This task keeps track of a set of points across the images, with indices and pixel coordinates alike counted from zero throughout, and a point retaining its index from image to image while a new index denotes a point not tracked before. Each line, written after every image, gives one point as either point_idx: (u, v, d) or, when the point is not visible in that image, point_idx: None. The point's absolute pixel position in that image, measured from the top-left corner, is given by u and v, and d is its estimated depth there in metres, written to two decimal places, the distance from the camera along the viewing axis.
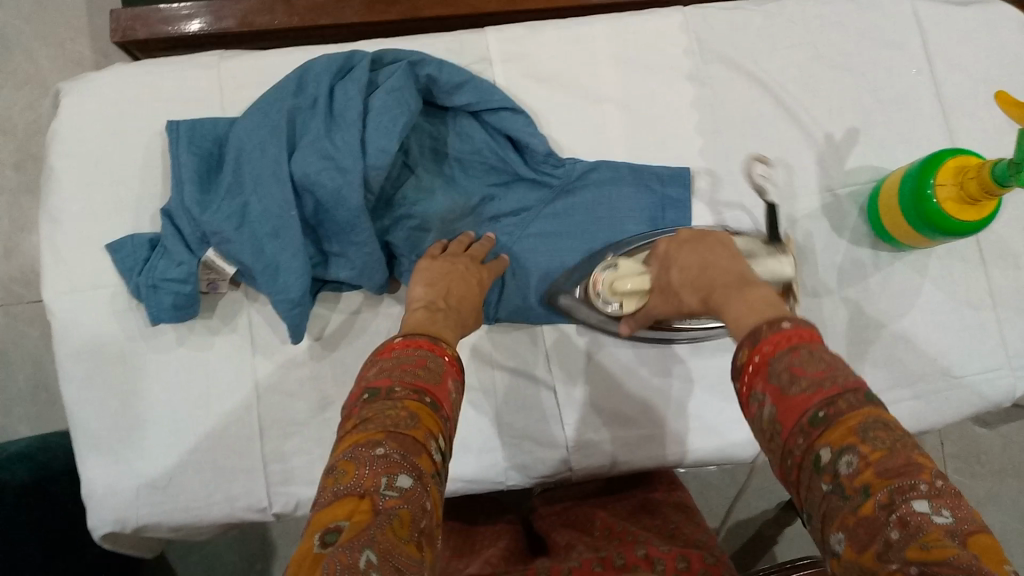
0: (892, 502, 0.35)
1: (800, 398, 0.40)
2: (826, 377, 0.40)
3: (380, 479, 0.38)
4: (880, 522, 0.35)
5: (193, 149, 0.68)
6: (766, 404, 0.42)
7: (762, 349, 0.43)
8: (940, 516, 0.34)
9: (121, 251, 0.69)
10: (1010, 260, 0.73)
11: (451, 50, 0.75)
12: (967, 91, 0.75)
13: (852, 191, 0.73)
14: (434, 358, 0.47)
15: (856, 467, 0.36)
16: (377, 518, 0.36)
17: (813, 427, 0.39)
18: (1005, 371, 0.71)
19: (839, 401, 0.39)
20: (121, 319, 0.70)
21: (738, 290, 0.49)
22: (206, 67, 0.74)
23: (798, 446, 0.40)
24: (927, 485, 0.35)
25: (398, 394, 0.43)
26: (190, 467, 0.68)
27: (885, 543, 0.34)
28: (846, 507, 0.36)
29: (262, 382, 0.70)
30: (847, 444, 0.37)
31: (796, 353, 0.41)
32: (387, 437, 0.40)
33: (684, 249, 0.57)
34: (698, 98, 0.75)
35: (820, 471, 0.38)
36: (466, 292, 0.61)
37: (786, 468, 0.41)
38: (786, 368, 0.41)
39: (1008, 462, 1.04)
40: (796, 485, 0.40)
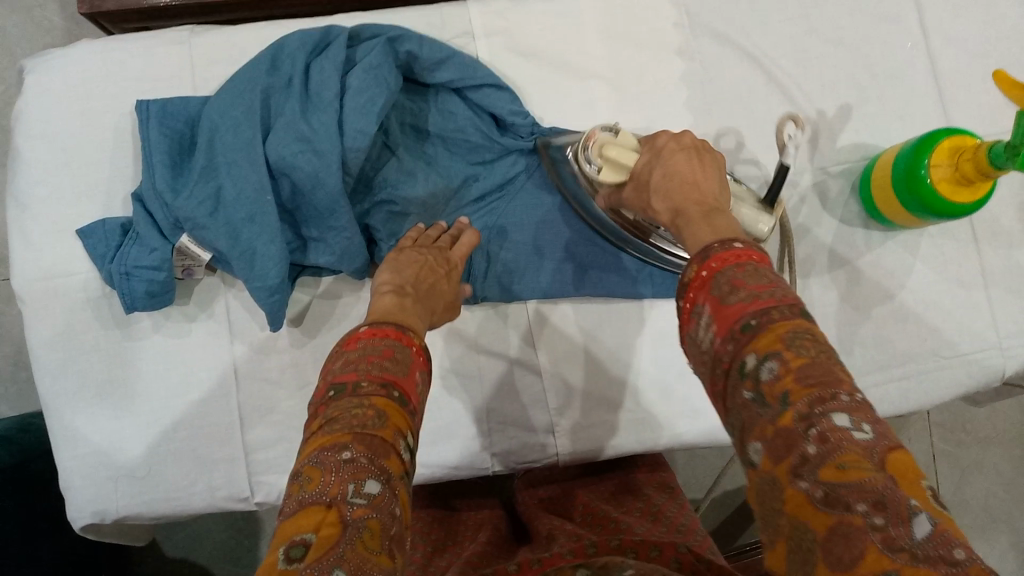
0: (811, 415, 0.34)
1: (736, 306, 0.39)
2: (765, 290, 0.39)
3: (347, 486, 0.37)
4: (799, 435, 0.34)
5: (164, 130, 0.65)
6: (705, 315, 0.41)
7: (712, 265, 0.41)
8: (859, 431, 0.34)
9: (91, 238, 0.66)
10: (1003, 239, 0.72)
11: (432, 23, 0.72)
12: (963, 65, 0.73)
13: (844, 169, 0.72)
14: (402, 348, 0.46)
15: (777, 374, 0.36)
16: (346, 532, 0.36)
17: (743, 335, 0.38)
18: (996, 351, 0.70)
19: (773, 312, 0.38)
20: (95, 307, 0.68)
21: (700, 213, 0.47)
22: (176, 42, 0.71)
23: (727, 353, 0.39)
24: (848, 397, 0.35)
25: (365, 389, 0.42)
26: (170, 456, 0.67)
27: (802, 458, 0.34)
28: (766, 417, 0.36)
29: (243, 370, 0.69)
30: (772, 351, 0.36)
31: (740, 268, 0.40)
32: (354, 439, 0.39)
33: (679, 153, 0.52)
34: (688, 73, 0.73)
35: (744, 378, 0.37)
36: (437, 284, 0.59)
37: (716, 376, 0.40)
38: (727, 281, 0.40)
39: (992, 431, 1.04)
40: (723, 393, 0.40)
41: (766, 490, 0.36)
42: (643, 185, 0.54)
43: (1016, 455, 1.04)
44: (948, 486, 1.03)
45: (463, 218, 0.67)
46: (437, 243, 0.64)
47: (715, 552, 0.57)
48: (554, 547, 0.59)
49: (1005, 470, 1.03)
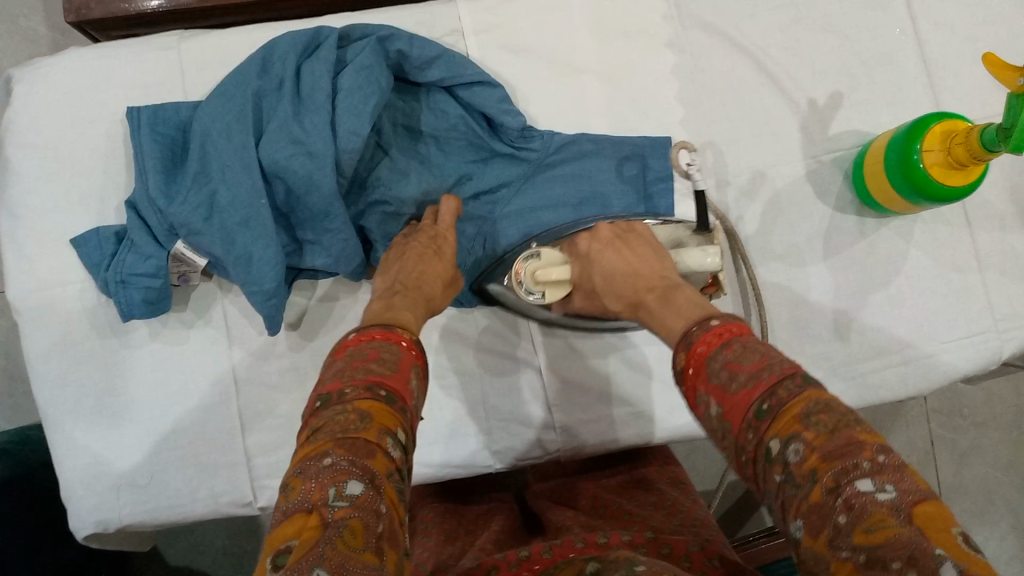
0: (838, 486, 0.34)
1: (742, 393, 0.40)
2: (763, 368, 0.40)
3: (328, 490, 0.37)
4: (829, 506, 0.34)
5: (157, 136, 0.65)
6: (712, 404, 0.41)
7: (699, 352, 0.44)
8: (884, 492, 0.34)
9: (86, 246, 0.66)
10: (996, 222, 0.72)
11: (421, 22, 0.72)
12: (952, 50, 0.73)
13: (836, 157, 0.72)
14: (388, 348, 0.46)
15: (803, 455, 0.36)
16: (326, 531, 0.35)
17: (759, 421, 0.38)
18: (992, 335, 0.70)
19: (779, 390, 0.38)
20: (91, 316, 0.67)
21: (661, 295, 0.53)
22: (165, 48, 0.71)
23: (748, 441, 0.39)
24: (869, 463, 0.35)
25: (349, 395, 0.42)
26: (171, 464, 0.67)
27: (835, 529, 0.34)
28: (798, 495, 0.36)
29: (242, 375, 0.68)
30: (791, 432, 0.37)
31: (730, 348, 0.42)
32: (335, 444, 0.39)
33: (607, 248, 0.61)
34: (679, 65, 0.73)
35: (771, 463, 0.37)
36: (427, 267, 0.60)
37: (742, 463, 0.40)
38: (723, 366, 0.41)
39: (989, 415, 1.04)
40: (753, 478, 0.40)
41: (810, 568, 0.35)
42: (591, 287, 0.61)
43: (1014, 438, 1.04)
44: (947, 471, 1.03)
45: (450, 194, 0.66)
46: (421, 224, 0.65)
47: (728, 546, 0.56)
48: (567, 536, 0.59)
49: (1003, 453, 1.04)
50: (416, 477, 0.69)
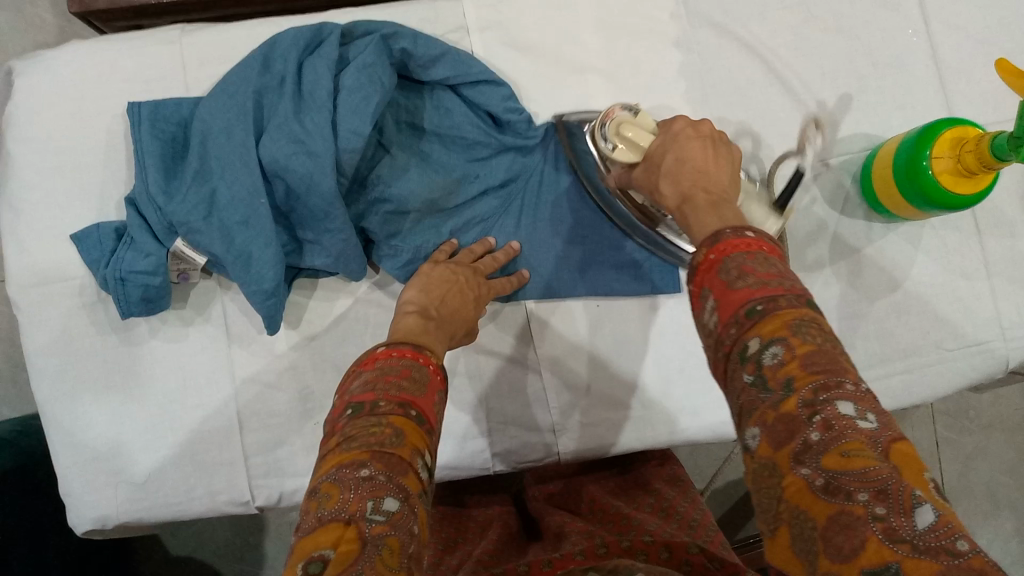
0: (815, 401, 0.33)
1: (742, 291, 0.38)
2: (774, 278, 0.38)
3: (366, 503, 0.37)
4: (801, 420, 0.33)
5: (156, 133, 0.64)
6: (711, 298, 0.40)
7: (720, 248, 0.41)
8: (864, 421, 0.33)
9: (85, 243, 0.65)
10: (1006, 228, 0.71)
11: (425, 18, 0.71)
12: (964, 53, 0.72)
13: (845, 160, 0.71)
14: (419, 367, 0.47)
15: (781, 359, 0.35)
16: (365, 549, 0.35)
17: (748, 319, 0.37)
18: (999, 343, 0.69)
19: (780, 299, 0.37)
20: (91, 313, 0.67)
21: (709, 199, 0.46)
22: (166, 43, 0.70)
23: (729, 337, 0.38)
24: (853, 386, 0.34)
25: (383, 409, 0.42)
26: (169, 461, 0.67)
27: (804, 444, 0.33)
28: (768, 401, 0.35)
29: (240, 373, 0.68)
30: (777, 336, 0.36)
31: (751, 256, 0.40)
32: (372, 457, 0.39)
33: (696, 142, 0.50)
34: (686, 65, 0.72)
35: (745, 362, 0.37)
36: (461, 305, 0.60)
37: (717, 358, 0.39)
38: (736, 267, 0.39)
39: (996, 418, 1.04)
40: (721, 376, 0.39)
41: (759, 474, 0.35)
42: (654, 166, 0.52)
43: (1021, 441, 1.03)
44: (951, 473, 1.03)
45: (515, 243, 0.68)
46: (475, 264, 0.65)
47: (727, 549, 0.56)
48: (565, 546, 0.58)
49: (1009, 457, 1.03)
50: None
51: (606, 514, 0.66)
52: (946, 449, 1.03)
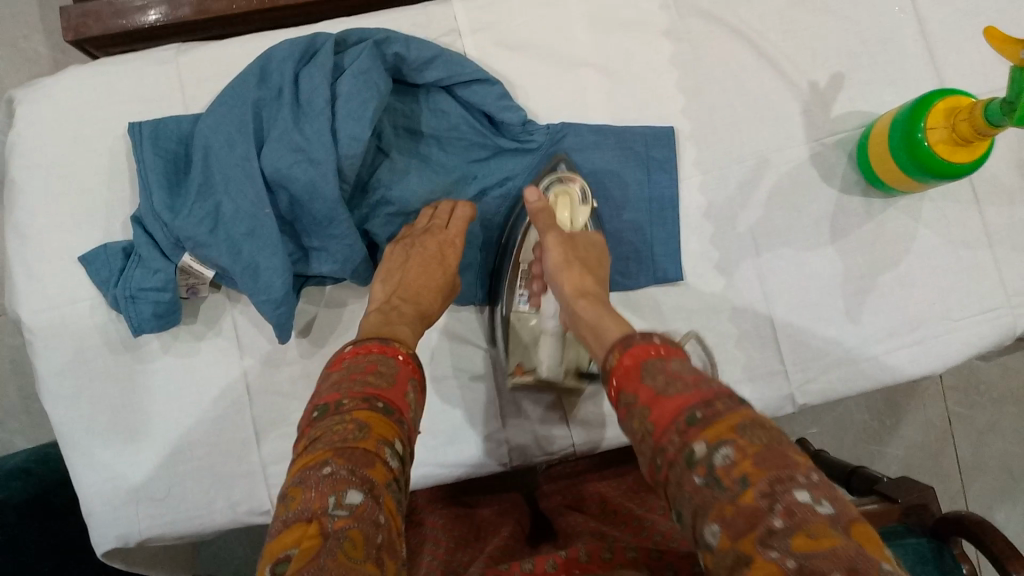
0: (774, 492, 0.36)
1: (676, 399, 0.42)
2: (699, 382, 0.42)
3: (328, 499, 0.39)
4: (764, 510, 0.36)
5: (159, 152, 0.65)
6: (641, 403, 0.43)
7: (633, 353, 0.46)
8: (821, 506, 0.36)
9: (94, 263, 0.66)
10: (1004, 197, 0.71)
11: (417, 23, 0.71)
12: (953, 25, 0.72)
13: (840, 138, 0.71)
14: (386, 361, 0.50)
15: (733, 459, 0.38)
16: (327, 542, 0.37)
17: (690, 425, 0.40)
18: (1004, 310, 0.70)
19: (716, 403, 0.41)
20: (104, 333, 0.68)
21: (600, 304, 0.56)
22: (164, 62, 0.71)
23: (671, 444, 0.41)
24: (805, 478, 0.37)
25: (347, 406, 0.45)
26: (188, 475, 0.68)
27: (768, 530, 0.35)
28: (724, 496, 0.37)
29: (254, 385, 0.69)
30: (724, 439, 0.39)
31: (668, 360, 0.45)
32: (335, 454, 0.42)
33: (589, 260, 0.61)
34: (678, 54, 0.72)
35: (692, 466, 0.39)
36: (426, 282, 0.61)
37: (656, 467, 0.41)
38: (659, 372, 0.44)
39: (1007, 390, 1.04)
40: (664, 484, 0.41)
41: (721, 569, 0.36)
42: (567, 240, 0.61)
43: None
44: (965, 448, 1.03)
45: (468, 203, 0.65)
46: (430, 226, 0.64)
47: None
48: (575, 544, 0.60)
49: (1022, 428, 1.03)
50: (432, 480, 0.69)
51: (620, 515, 0.67)
52: (959, 425, 1.03)
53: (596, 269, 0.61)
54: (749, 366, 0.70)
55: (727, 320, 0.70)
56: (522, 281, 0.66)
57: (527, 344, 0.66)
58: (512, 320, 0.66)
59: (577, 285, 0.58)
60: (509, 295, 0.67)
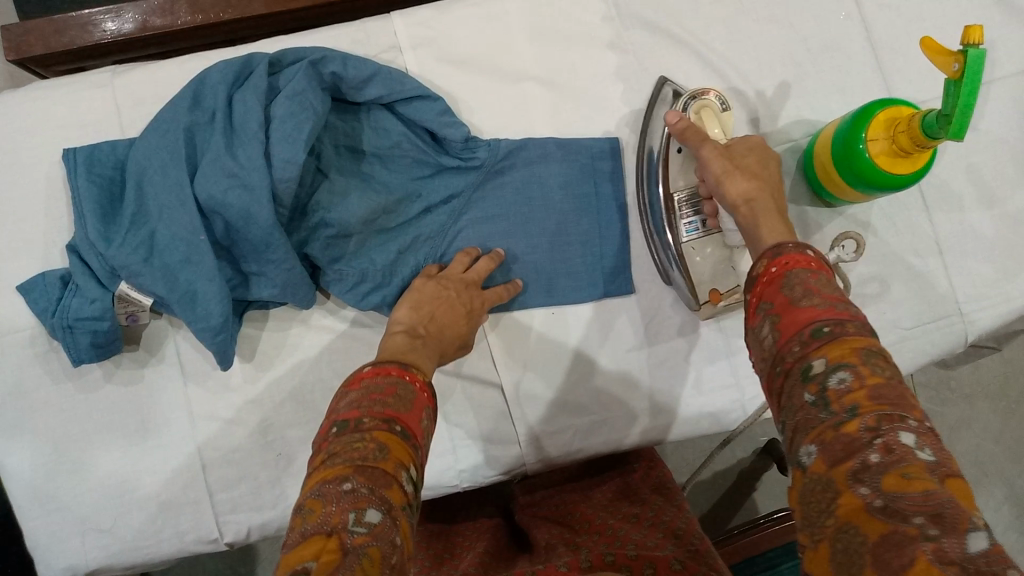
0: (878, 427, 0.37)
1: (807, 311, 0.43)
2: (838, 302, 0.44)
3: (348, 515, 0.38)
4: (861, 442, 0.37)
5: (93, 179, 0.64)
6: (773, 313, 0.45)
7: (782, 264, 0.47)
8: (923, 452, 0.36)
9: (31, 292, 0.65)
10: (954, 204, 0.71)
11: (356, 40, 0.71)
12: (898, 31, 0.72)
13: (787, 148, 0.71)
14: (405, 384, 0.48)
15: (849, 384, 0.39)
16: (346, 558, 0.36)
17: (814, 338, 0.42)
18: (955, 318, 0.70)
19: (847, 325, 0.42)
20: (45, 363, 0.67)
21: (775, 211, 0.54)
22: (99, 85, 0.70)
23: (792, 353, 0.42)
24: (915, 422, 0.37)
25: (366, 425, 0.43)
26: (134, 504, 0.67)
27: (863, 464, 0.36)
28: (829, 420, 0.39)
29: (198, 411, 0.68)
30: (845, 361, 0.40)
31: (814, 275, 0.46)
32: (355, 471, 0.40)
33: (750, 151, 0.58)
34: (623, 66, 0.71)
35: (808, 380, 0.41)
36: (450, 322, 0.59)
37: (774, 375, 0.43)
38: (800, 284, 0.45)
39: (978, 386, 1.03)
40: (778, 393, 0.43)
41: (812, 492, 0.38)
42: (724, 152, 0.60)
43: (1005, 410, 1.03)
44: None
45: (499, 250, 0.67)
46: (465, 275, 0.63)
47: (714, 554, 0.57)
48: (551, 559, 0.60)
49: (994, 424, 1.03)
50: None
51: (591, 526, 0.67)
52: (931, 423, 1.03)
53: (761, 172, 0.57)
54: (699, 380, 0.70)
55: (676, 334, 0.70)
56: (691, 206, 0.65)
57: (716, 271, 0.65)
58: (686, 254, 0.65)
59: (741, 193, 0.55)
60: (676, 227, 0.65)
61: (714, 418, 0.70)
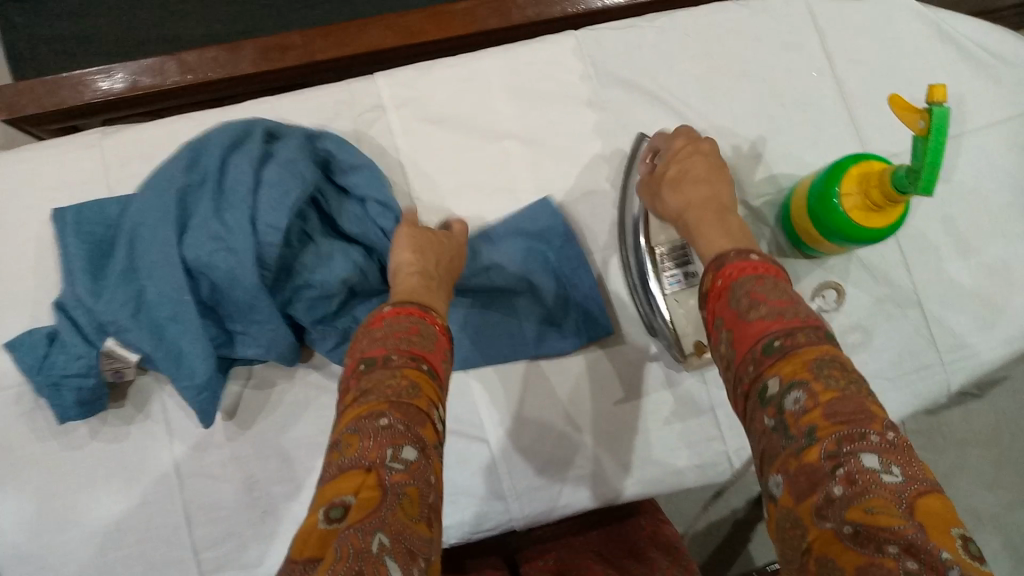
0: (840, 454, 0.38)
1: (757, 325, 0.45)
2: (787, 308, 0.45)
3: (385, 451, 0.42)
4: (825, 472, 0.38)
5: (82, 238, 0.65)
6: (726, 330, 0.47)
7: (727, 273, 0.49)
8: (889, 473, 0.38)
9: (19, 350, 0.65)
10: (931, 253, 0.72)
11: (341, 100, 0.72)
12: (868, 88, 0.74)
13: (766, 201, 0.72)
14: (426, 324, 0.51)
15: (804, 405, 0.41)
16: (386, 497, 0.40)
17: (767, 355, 0.44)
18: (936, 368, 0.70)
19: (798, 335, 0.44)
20: (32, 421, 0.67)
21: (714, 212, 0.57)
22: (89, 146, 0.71)
23: (748, 374, 0.44)
24: (877, 438, 0.39)
25: (396, 362, 0.46)
26: (117, 563, 0.66)
27: (827, 497, 0.38)
28: (790, 448, 0.40)
29: (184, 468, 0.68)
30: (797, 381, 0.41)
31: (760, 282, 0.47)
32: (390, 406, 0.44)
33: (689, 162, 0.62)
34: (601, 123, 0.73)
35: (767, 403, 0.43)
36: (449, 262, 0.62)
37: (737, 394, 0.46)
38: (747, 295, 0.46)
39: (970, 432, 1.03)
40: (744, 409, 0.45)
41: (786, 520, 0.40)
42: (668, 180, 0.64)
43: (997, 457, 1.03)
44: None
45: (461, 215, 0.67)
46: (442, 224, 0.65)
47: None
48: None
49: (989, 469, 1.03)
50: None
51: None
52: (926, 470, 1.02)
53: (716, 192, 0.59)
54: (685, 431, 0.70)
55: (659, 387, 0.70)
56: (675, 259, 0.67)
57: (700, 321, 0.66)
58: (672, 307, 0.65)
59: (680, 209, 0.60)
60: (660, 280, 0.66)
61: (699, 469, 0.70)
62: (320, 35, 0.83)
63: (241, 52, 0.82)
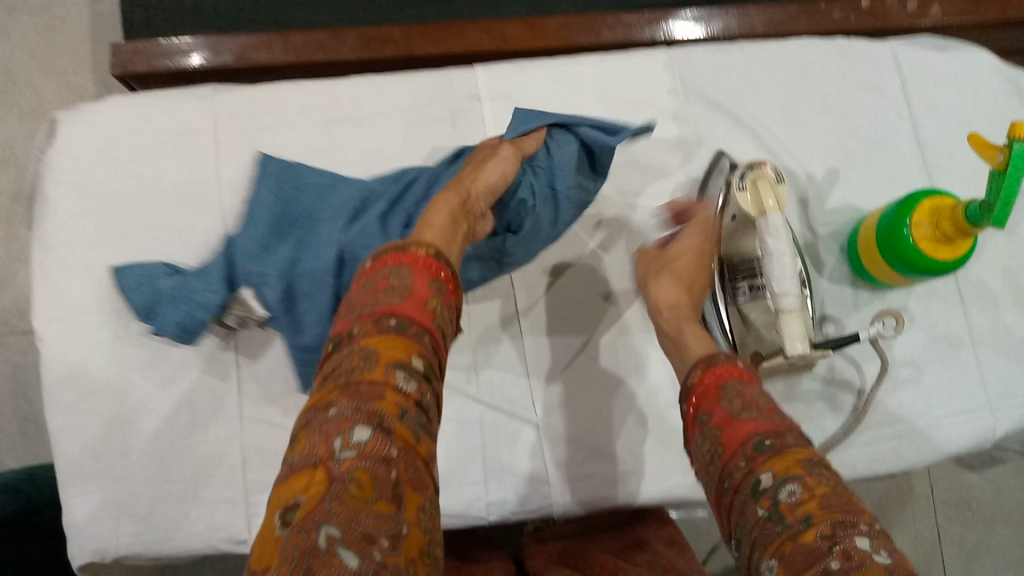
0: (834, 534, 0.37)
1: (748, 425, 0.45)
2: (772, 413, 0.46)
3: (334, 442, 0.38)
4: (822, 550, 0.37)
5: (276, 191, 0.68)
6: (715, 425, 0.47)
7: (715, 374, 0.50)
8: (879, 554, 0.36)
9: (133, 271, 0.68)
10: (988, 300, 0.74)
11: (441, 87, 0.77)
12: (943, 135, 0.77)
13: (833, 230, 0.74)
14: (398, 273, 0.46)
15: (799, 496, 0.40)
16: (332, 487, 0.36)
17: (758, 453, 0.43)
18: (985, 412, 0.71)
19: (786, 437, 0.44)
20: (112, 346, 0.70)
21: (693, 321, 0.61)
22: (201, 100, 0.76)
23: (739, 470, 0.43)
24: (867, 526, 0.38)
25: (357, 334, 0.43)
26: (171, 494, 0.69)
27: (824, 568, 0.36)
28: (784, 532, 0.39)
29: (248, 414, 0.71)
30: (791, 474, 0.41)
31: (746, 387, 0.48)
32: (340, 393, 0.40)
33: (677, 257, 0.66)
34: (684, 136, 0.76)
35: (760, 495, 0.41)
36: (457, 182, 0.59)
37: (723, 491, 0.44)
38: (738, 397, 0.47)
39: (998, 510, 1.04)
40: (729, 507, 0.44)
41: None
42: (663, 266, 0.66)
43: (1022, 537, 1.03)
44: (954, 563, 1.01)
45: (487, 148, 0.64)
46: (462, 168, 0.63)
47: None
48: None
49: (1015, 550, 1.02)
50: None
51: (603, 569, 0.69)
52: (951, 544, 1.01)
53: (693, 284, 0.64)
54: None
55: None
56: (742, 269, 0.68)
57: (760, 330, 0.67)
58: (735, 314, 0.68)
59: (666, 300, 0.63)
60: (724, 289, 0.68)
61: None
62: (420, 34, 0.88)
63: (343, 38, 0.87)
